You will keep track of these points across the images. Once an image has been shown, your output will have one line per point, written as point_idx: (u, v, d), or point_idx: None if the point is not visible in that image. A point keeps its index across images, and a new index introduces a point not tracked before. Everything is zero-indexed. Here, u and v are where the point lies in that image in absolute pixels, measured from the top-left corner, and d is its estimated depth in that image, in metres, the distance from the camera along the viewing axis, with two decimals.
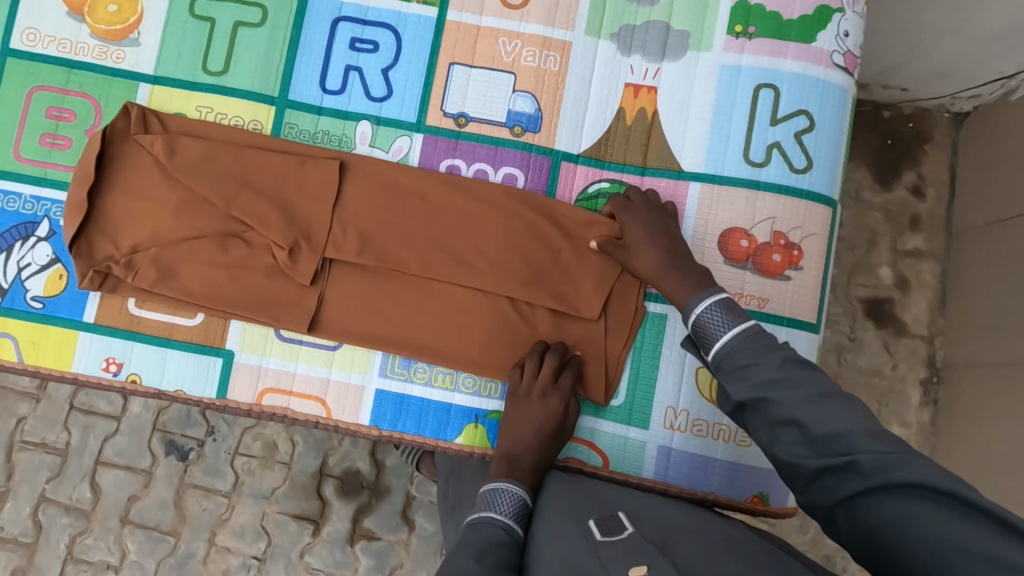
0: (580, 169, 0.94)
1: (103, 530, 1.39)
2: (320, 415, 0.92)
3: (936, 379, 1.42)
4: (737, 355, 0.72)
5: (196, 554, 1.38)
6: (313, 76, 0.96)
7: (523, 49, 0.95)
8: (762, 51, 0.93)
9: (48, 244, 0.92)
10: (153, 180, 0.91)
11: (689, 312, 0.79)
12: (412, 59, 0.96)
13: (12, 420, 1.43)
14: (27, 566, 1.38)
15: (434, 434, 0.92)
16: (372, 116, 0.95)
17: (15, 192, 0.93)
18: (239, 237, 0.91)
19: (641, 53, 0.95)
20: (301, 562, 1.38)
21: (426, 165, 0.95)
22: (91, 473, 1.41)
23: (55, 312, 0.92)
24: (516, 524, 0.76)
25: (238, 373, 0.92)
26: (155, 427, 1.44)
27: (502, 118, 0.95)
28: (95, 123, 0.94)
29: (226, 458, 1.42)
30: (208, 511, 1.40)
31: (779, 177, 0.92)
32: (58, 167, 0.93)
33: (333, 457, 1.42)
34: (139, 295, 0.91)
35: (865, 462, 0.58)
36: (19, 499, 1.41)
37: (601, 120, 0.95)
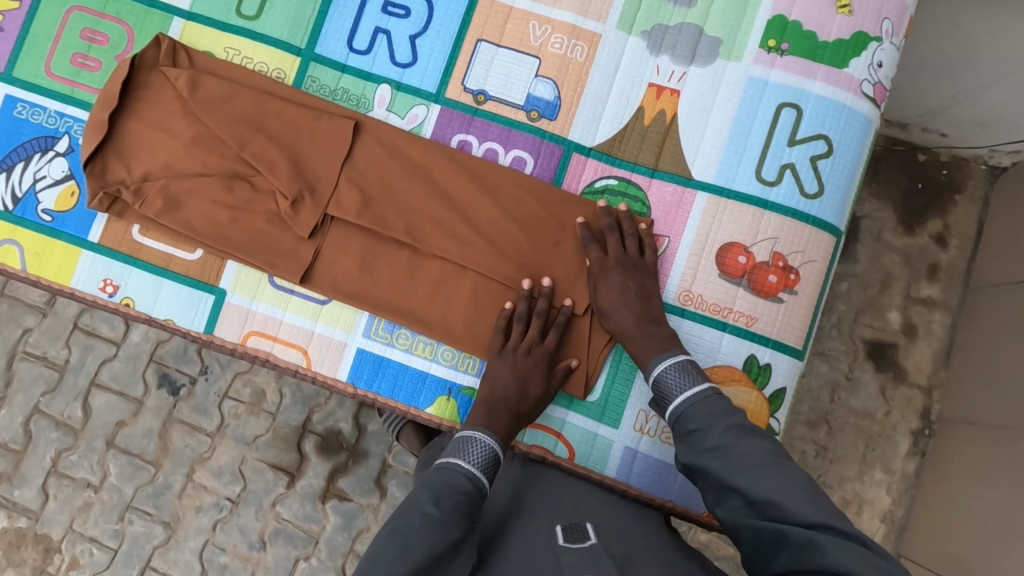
0: (591, 162, 0.94)
1: (88, 449, 1.44)
2: (300, 364, 0.94)
3: (928, 432, 1.41)
4: (689, 420, 0.77)
5: (172, 486, 1.42)
6: (341, 34, 0.96)
7: (552, 35, 0.95)
8: (791, 69, 0.92)
9: (64, 160, 0.94)
10: (171, 112, 0.92)
11: (648, 371, 0.83)
12: (441, 30, 0.96)
13: (18, 330, 1.48)
14: (12, 473, 1.43)
15: (406, 400, 0.93)
16: (393, 80, 0.96)
17: (41, 105, 0.95)
18: (247, 179, 0.92)
19: (670, 54, 0.94)
20: (272, 510, 1.41)
21: (438, 137, 0.95)
22: (84, 394, 1.46)
23: (62, 227, 0.94)
24: (484, 474, 0.78)
25: (227, 312, 0.94)
26: (152, 358, 1.47)
27: (520, 101, 0.95)
28: (125, 49, 0.96)
29: (215, 399, 1.46)
30: (190, 448, 1.44)
31: (788, 199, 0.90)
32: (84, 87, 0.95)
33: (318, 414, 1.44)
34: (144, 222, 0.93)
35: (794, 536, 0.64)
36: (13, 407, 1.46)
37: (620, 115, 0.94)
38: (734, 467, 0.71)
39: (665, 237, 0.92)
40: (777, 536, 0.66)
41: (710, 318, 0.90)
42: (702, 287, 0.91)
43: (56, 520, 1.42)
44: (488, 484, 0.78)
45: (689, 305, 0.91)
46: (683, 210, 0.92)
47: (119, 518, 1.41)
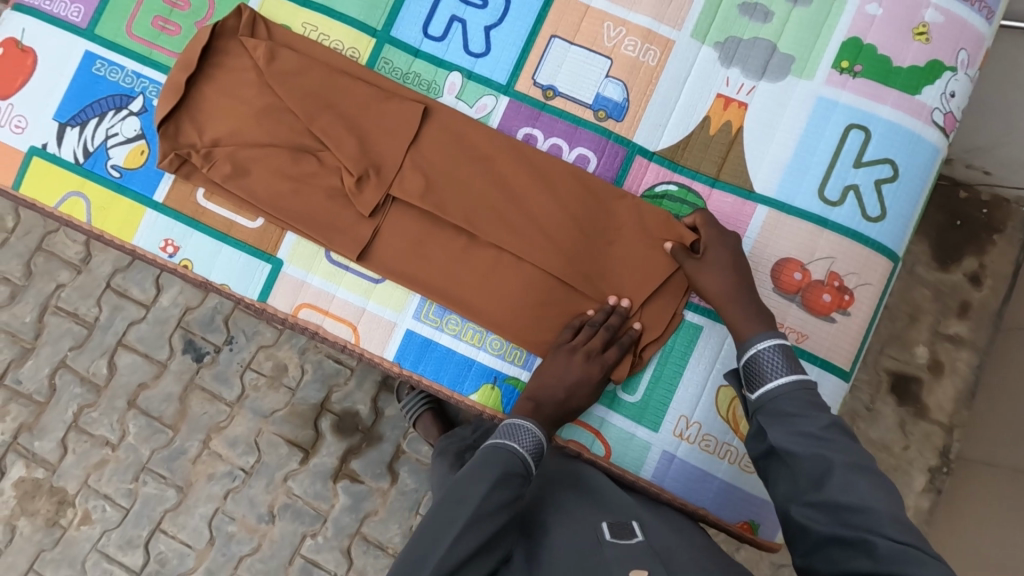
0: (653, 166, 0.95)
1: (109, 407, 1.46)
2: (348, 339, 0.95)
3: (945, 470, 1.39)
4: (785, 402, 0.74)
5: (188, 451, 1.44)
6: (418, 19, 0.97)
7: (625, 37, 0.95)
8: (862, 92, 0.92)
9: (137, 120, 0.96)
10: (245, 81, 0.94)
11: (746, 346, 0.81)
12: (517, 23, 0.97)
13: (52, 284, 1.51)
14: (33, 424, 1.45)
15: (450, 385, 0.94)
16: (465, 69, 0.97)
17: (120, 64, 0.97)
18: (313, 154, 0.93)
19: (740, 67, 0.94)
20: (284, 485, 1.42)
21: (504, 128, 0.96)
22: (110, 352, 1.48)
23: (129, 184, 0.96)
24: (532, 461, 0.79)
25: (282, 282, 0.96)
26: (179, 323, 1.49)
27: (588, 100, 0.95)
28: (205, 17, 0.98)
29: (237, 368, 1.47)
30: (208, 415, 1.46)
31: (848, 219, 0.91)
32: (162, 50, 0.97)
33: (336, 394, 1.46)
34: (210, 186, 0.94)
35: (881, 549, 0.61)
36: (40, 358, 1.48)
37: (685, 123, 0.95)
38: (821, 468, 0.68)
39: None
40: (857, 542, 0.63)
41: None
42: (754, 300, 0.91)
43: (71, 474, 1.43)
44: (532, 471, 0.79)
45: None
46: (740, 221, 0.92)
47: (133, 478, 1.43)
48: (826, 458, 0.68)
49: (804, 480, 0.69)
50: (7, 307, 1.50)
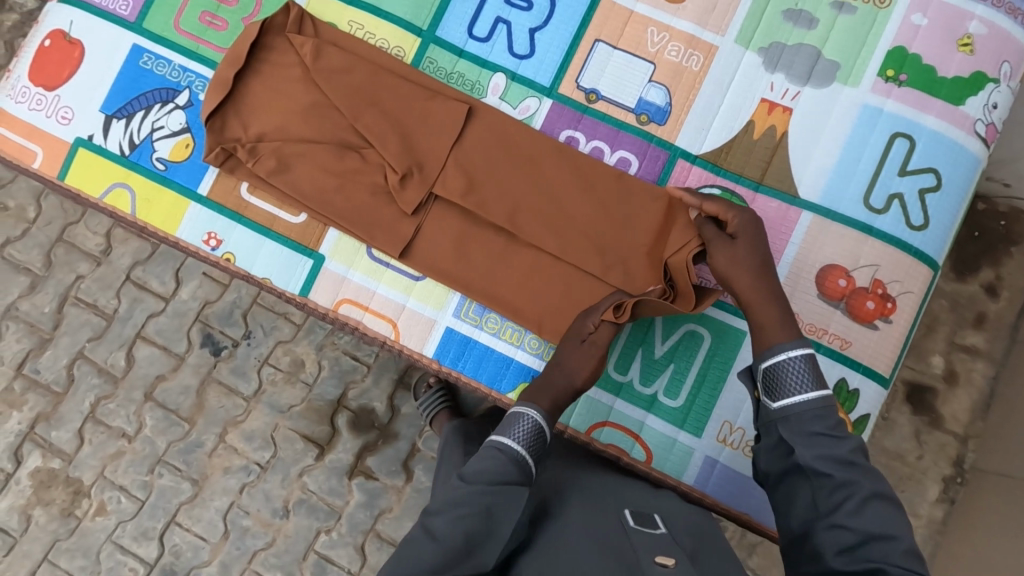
0: (695, 170, 0.97)
1: (126, 398, 1.46)
2: (389, 335, 0.99)
3: (960, 480, 1.39)
4: (811, 420, 0.76)
5: (204, 445, 1.44)
6: (463, 19, 1.00)
7: (669, 43, 0.99)
8: (908, 100, 0.95)
9: (183, 113, 1.00)
10: (293, 78, 0.96)
11: (773, 352, 0.80)
12: (560, 26, 1.00)
13: (72, 276, 1.51)
14: (51, 413, 1.46)
15: (489, 383, 0.97)
16: (508, 70, 1.00)
17: (167, 58, 1.01)
18: (358, 151, 0.96)
19: (785, 72, 0.97)
20: (298, 480, 1.43)
21: (547, 130, 0.99)
22: (129, 344, 1.49)
23: (174, 177, 1.00)
24: (525, 448, 0.78)
25: (324, 278, 0.99)
26: (198, 317, 1.50)
27: (631, 104, 0.99)
28: (252, 13, 1.02)
29: (254, 363, 1.48)
30: (224, 409, 1.46)
31: (891, 228, 0.94)
32: (209, 45, 1.01)
33: (353, 391, 1.46)
34: (253, 181, 0.97)
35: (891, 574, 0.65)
36: (59, 348, 1.48)
37: (728, 127, 0.97)
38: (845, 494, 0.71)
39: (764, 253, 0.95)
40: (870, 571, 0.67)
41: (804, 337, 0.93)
42: (798, 306, 0.94)
43: (87, 465, 1.44)
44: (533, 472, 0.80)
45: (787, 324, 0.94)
46: (785, 227, 0.95)
47: (148, 470, 1.44)
48: (853, 484, 0.71)
49: (824, 507, 0.72)
50: (27, 297, 1.50)
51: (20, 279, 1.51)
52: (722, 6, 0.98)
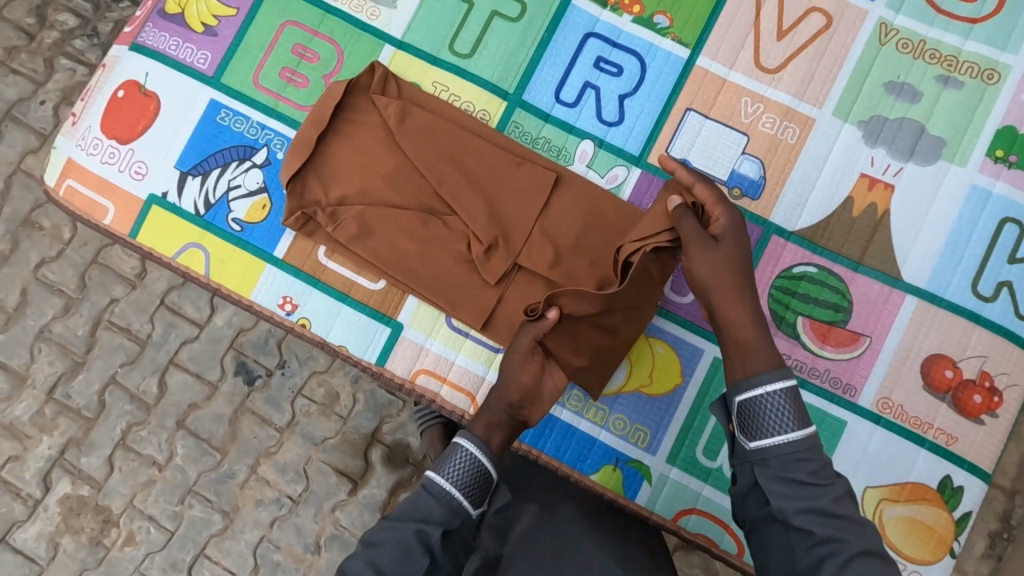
0: (790, 247, 1.04)
1: (158, 426, 1.45)
2: (467, 408, 1.04)
3: (1007, 536, 1.36)
4: (791, 463, 0.75)
5: (236, 476, 1.42)
6: (549, 85, 1.07)
7: (763, 114, 1.06)
8: (1016, 183, 1.03)
9: (260, 171, 1.05)
10: (378, 140, 1.03)
11: (753, 385, 0.80)
12: (651, 91, 1.07)
13: (105, 299, 1.50)
14: (82, 439, 1.44)
15: (571, 463, 1.08)
16: (597, 137, 1.06)
17: (245, 115, 1.06)
18: (440, 217, 1.02)
19: (886, 147, 1.05)
20: (331, 515, 1.41)
21: (635, 199, 1.05)
22: (162, 370, 1.47)
23: (250, 238, 1.05)
24: (453, 486, 0.82)
25: (402, 345, 1.05)
26: (231, 345, 1.48)
27: (723, 176, 1.05)
28: (333, 71, 1.08)
29: (289, 394, 1.46)
30: (258, 439, 1.44)
31: (999, 316, 1.02)
32: (288, 102, 1.07)
33: (388, 425, 1.44)
34: (331, 246, 1.04)
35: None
36: (92, 373, 1.47)
37: (827, 202, 1.05)
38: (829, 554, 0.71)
39: (866, 336, 1.03)
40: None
41: (906, 429, 1.01)
42: (901, 387, 1.02)
43: (117, 492, 1.42)
44: (480, 514, 0.84)
45: (886, 412, 1.02)
46: (889, 309, 1.03)
47: (179, 500, 1.42)
48: (838, 540, 0.71)
49: (803, 563, 0.72)
50: (61, 319, 1.49)
51: (54, 301, 1.49)
52: (819, 79, 1.06)
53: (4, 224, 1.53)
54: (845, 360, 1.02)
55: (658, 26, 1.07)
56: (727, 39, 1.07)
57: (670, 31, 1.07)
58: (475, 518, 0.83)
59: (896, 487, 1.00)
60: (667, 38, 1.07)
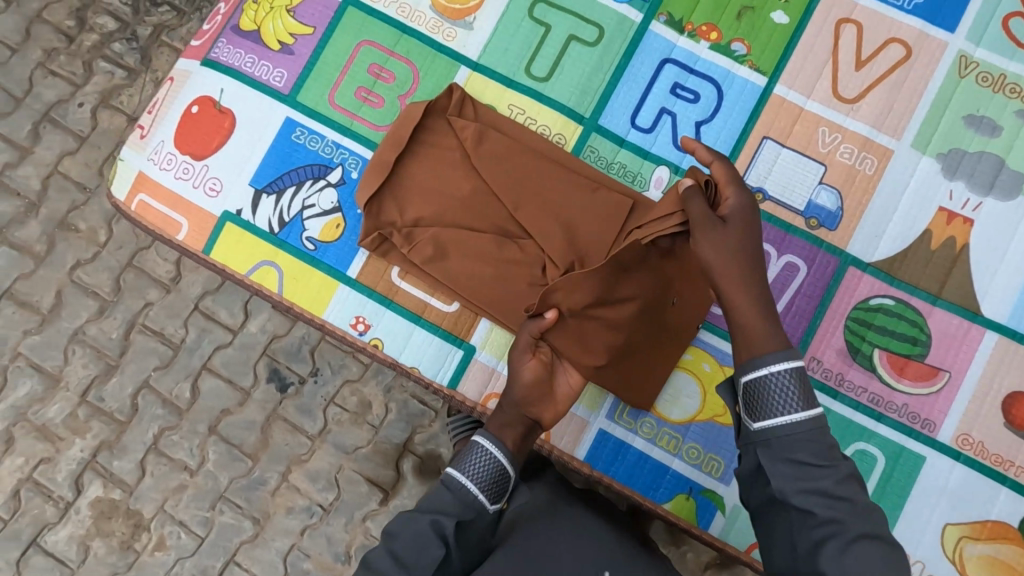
0: (867, 278, 1.05)
1: (190, 431, 1.44)
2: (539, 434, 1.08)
3: None
4: (795, 444, 0.76)
5: (267, 483, 1.42)
6: (626, 110, 1.09)
7: (841, 144, 1.07)
8: None
9: (335, 191, 1.08)
10: (455, 163, 1.05)
11: (758, 366, 0.79)
12: (729, 118, 1.08)
13: (140, 302, 1.50)
14: (114, 442, 1.44)
15: (643, 490, 1.07)
16: (672, 163, 1.08)
17: (322, 134, 1.09)
18: (515, 241, 1.04)
19: (965, 180, 1.05)
20: (362, 525, 1.40)
21: None
22: (195, 375, 1.47)
23: (324, 257, 1.07)
24: (472, 484, 0.87)
25: (475, 368, 1.06)
26: (265, 351, 1.48)
27: (800, 206, 1.06)
28: (409, 90, 1.09)
29: (321, 402, 1.46)
30: (289, 447, 1.44)
31: None
32: (363, 121, 1.09)
33: (420, 435, 1.44)
34: (405, 267, 1.06)
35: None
36: (125, 376, 1.47)
37: (905, 234, 1.05)
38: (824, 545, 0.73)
39: (945, 371, 1.02)
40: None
41: (986, 466, 1.01)
42: (975, 423, 1.02)
43: (148, 497, 1.42)
44: (495, 508, 0.89)
45: (966, 448, 1.01)
46: (968, 344, 1.03)
47: (210, 506, 1.41)
48: (838, 522, 0.73)
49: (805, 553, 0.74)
50: (95, 322, 1.49)
51: (89, 303, 1.50)
52: (897, 112, 1.07)
53: (41, 225, 1.53)
54: (923, 395, 1.02)
55: (735, 53, 1.09)
56: (805, 68, 1.08)
57: (748, 59, 1.09)
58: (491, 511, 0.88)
59: (975, 525, 1.00)
60: (744, 65, 1.09)
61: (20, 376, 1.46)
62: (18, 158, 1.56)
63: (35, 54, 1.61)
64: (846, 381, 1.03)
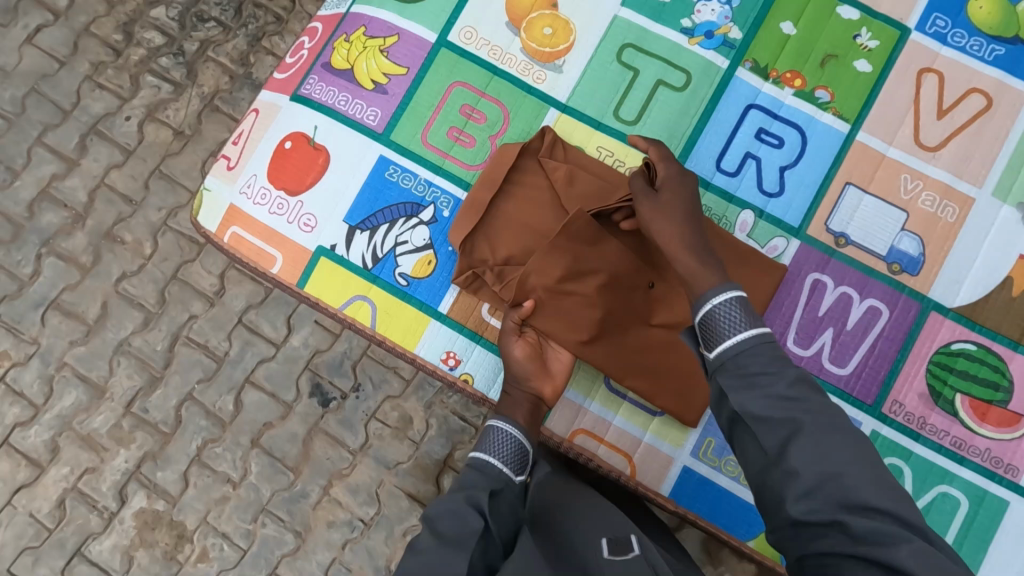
0: (948, 322, 1.06)
1: (234, 443, 1.46)
2: (624, 469, 1.09)
3: None
4: (749, 358, 0.77)
5: (309, 496, 1.44)
6: (712, 154, 1.11)
7: (923, 191, 1.08)
8: None
9: (427, 229, 1.10)
10: (544, 202, 1.07)
11: (701, 303, 0.84)
12: (813, 163, 1.10)
13: (185, 314, 1.52)
14: (158, 453, 1.46)
15: (726, 527, 1.08)
16: (757, 207, 1.09)
17: (414, 172, 1.12)
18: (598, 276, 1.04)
19: None
20: (403, 539, 1.42)
21: (795, 268, 1.08)
22: (238, 388, 1.49)
23: (415, 293, 1.10)
24: (498, 458, 0.90)
25: (562, 404, 1.10)
26: (308, 365, 1.50)
27: (882, 251, 1.08)
28: (499, 131, 1.12)
29: (363, 417, 1.47)
30: (331, 461, 1.45)
31: None
32: (455, 160, 1.12)
33: (460, 452, 1.45)
34: (495, 304, 1.08)
35: (853, 526, 0.66)
36: (169, 388, 1.49)
37: (985, 281, 1.07)
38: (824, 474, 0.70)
39: None
40: (831, 522, 0.68)
41: None
42: None
43: (191, 508, 1.43)
44: (520, 482, 0.91)
45: None
46: None
47: (253, 518, 1.43)
48: (795, 423, 0.72)
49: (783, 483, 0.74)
50: (140, 333, 1.51)
51: (134, 315, 1.52)
52: (977, 160, 1.09)
53: (87, 236, 1.55)
54: (1005, 440, 1.04)
55: (819, 100, 1.11)
56: (887, 115, 1.10)
57: (831, 105, 1.11)
58: (517, 484, 0.89)
59: None
60: (827, 112, 1.11)
61: (65, 386, 1.48)
62: (66, 170, 1.58)
63: (83, 67, 1.63)
64: (927, 424, 1.05)
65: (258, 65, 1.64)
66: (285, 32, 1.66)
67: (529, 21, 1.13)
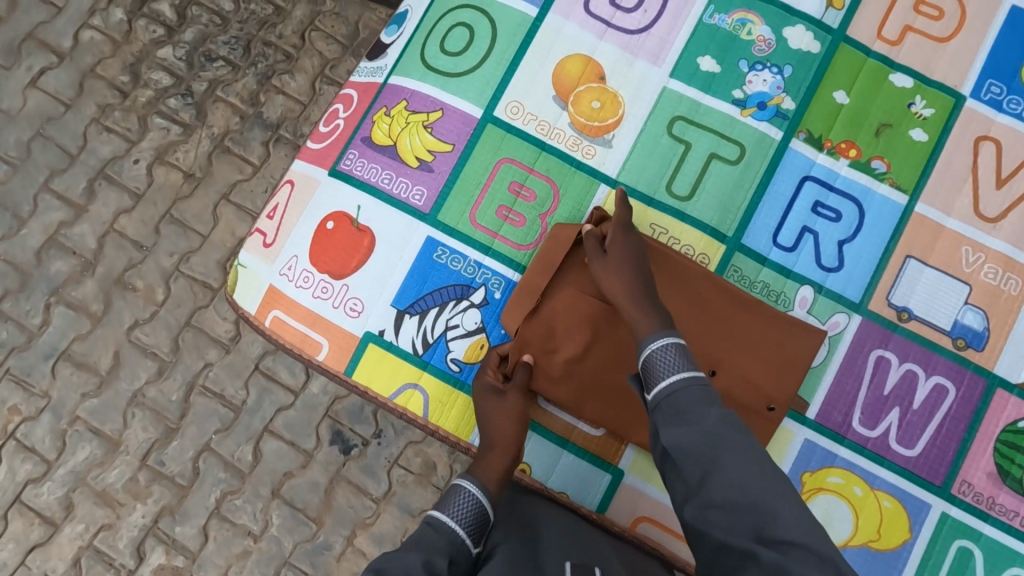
0: (1013, 399, 1.06)
1: (254, 494, 1.43)
2: (688, 559, 1.07)
3: None
4: (682, 397, 0.83)
5: (332, 547, 1.41)
6: (768, 228, 1.10)
7: (985, 263, 1.09)
8: None
9: (478, 312, 1.09)
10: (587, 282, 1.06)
11: (642, 347, 0.90)
12: (871, 236, 1.09)
13: (200, 362, 1.48)
14: (176, 508, 1.42)
15: None
16: (815, 282, 1.09)
17: (463, 253, 1.10)
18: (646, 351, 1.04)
19: None
20: None
21: (858, 345, 1.07)
22: (257, 438, 1.45)
23: (467, 378, 1.09)
24: (460, 524, 0.87)
25: (624, 490, 1.08)
26: (327, 412, 1.47)
27: (946, 326, 1.07)
28: (549, 209, 1.11)
29: (385, 463, 1.44)
30: (354, 509, 1.42)
31: None
32: (505, 240, 1.10)
33: None
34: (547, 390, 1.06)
35: (764, 557, 0.71)
36: (185, 439, 1.45)
37: None
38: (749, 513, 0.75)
39: None
40: (746, 552, 0.72)
41: None
42: None
43: (211, 563, 1.40)
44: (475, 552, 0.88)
45: None
46: None
47: (275, 572, 1.40)
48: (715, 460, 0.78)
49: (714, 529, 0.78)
50: (154, 383, 1.47)
51: (148, 364, 1.48)
52: None
53: (97, 283, 1.52)
54: None
55: (875, 170, 1.10)
56: (945, 184, 1.10)
57: (888, 176, 1.10)
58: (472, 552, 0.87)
59: None
60: (884, 182, 1.10)
61: (78, 440, 1.44)
62: (73, 217, 1.55)
63: (89, 109, 1.60)
64: (996, 504, 1.04)
65: (269, 105, 1.62)
66: (295, 70, 1.64)
67: (576, 95, 1.12)
